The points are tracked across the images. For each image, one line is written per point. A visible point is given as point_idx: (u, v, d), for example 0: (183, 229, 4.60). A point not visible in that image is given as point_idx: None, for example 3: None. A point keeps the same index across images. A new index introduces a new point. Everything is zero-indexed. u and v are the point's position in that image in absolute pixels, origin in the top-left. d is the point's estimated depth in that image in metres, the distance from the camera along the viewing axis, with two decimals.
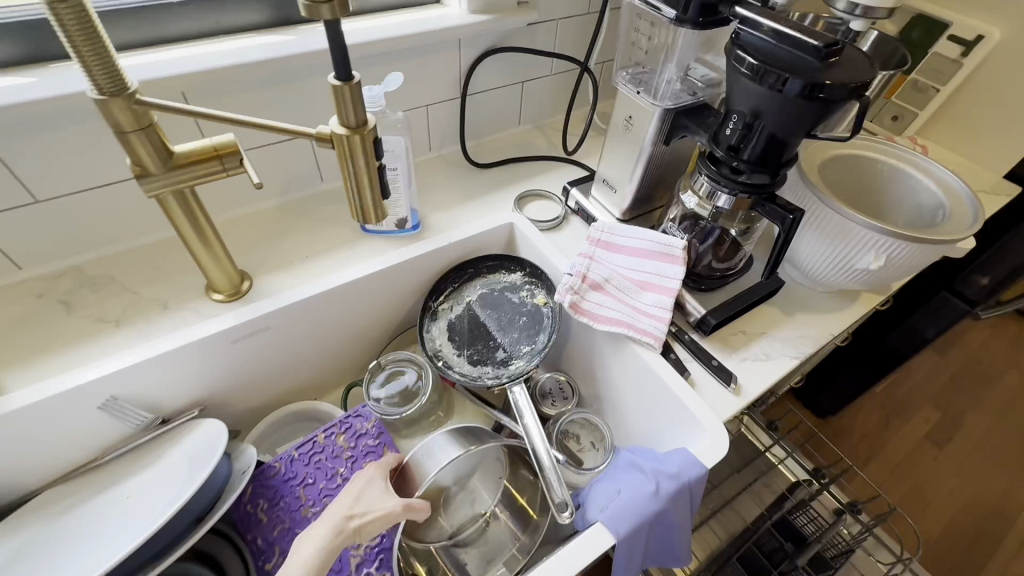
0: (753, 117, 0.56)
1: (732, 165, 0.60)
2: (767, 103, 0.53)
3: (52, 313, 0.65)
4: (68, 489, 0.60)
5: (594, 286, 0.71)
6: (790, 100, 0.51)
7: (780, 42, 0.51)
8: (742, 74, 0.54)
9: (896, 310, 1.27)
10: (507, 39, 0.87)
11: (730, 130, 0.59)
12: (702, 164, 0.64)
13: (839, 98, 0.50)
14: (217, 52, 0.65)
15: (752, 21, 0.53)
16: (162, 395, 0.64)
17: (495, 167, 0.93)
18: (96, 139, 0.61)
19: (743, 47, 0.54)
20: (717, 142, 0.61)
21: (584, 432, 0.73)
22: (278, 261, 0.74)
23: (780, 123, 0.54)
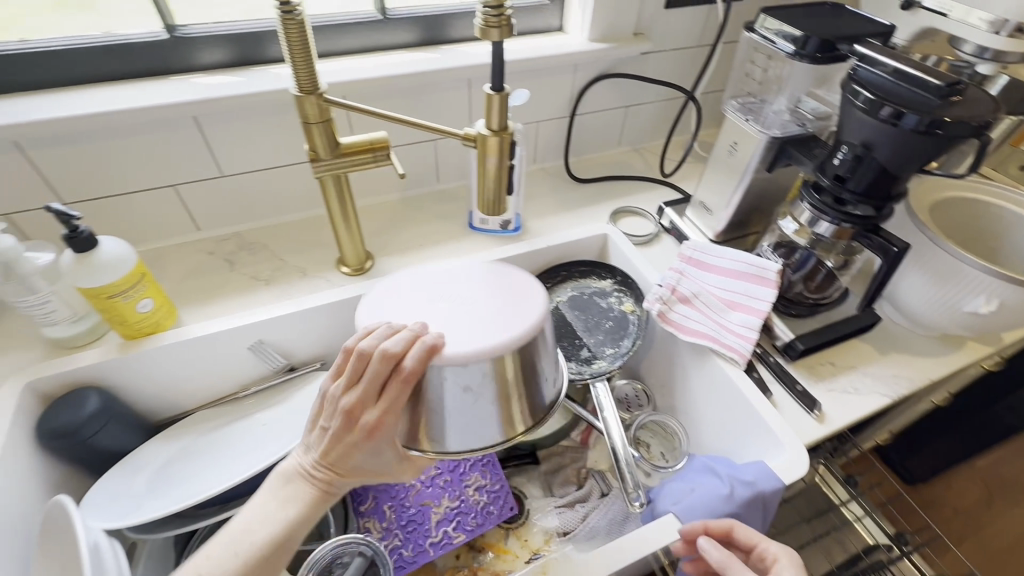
0: (863, 150, 0.58)
1: (837, 194, 0.62)
2: (880, 136, 0.55)
3: (219, 267, 0.79)
4: (215, 413, 0.72)
5: (683, 299, 0.74)
6: (906, 134, 0.53)
7: (900, 79, 0.53)
8: (856, 107, 0.56)
9: (1011, 374, 1.17)
10: (619, 65, 0.94)
11: (839, 161, 0.61)
12: (804, 192, 0.66)
13: (959, 136, 0.51)
14: (375, 65, 0.77)
15: (872, 59, 0.56)
16: (294, 346, 0.75)
17: (593, 182, 0.99)
18: (275, 129, 0.74)
19: (859, 83, 0.56)
20: (823, 171, 0.63)
21: (655, 441, 0.76)
22: (397, 246, 0.84)
23: (893, 157, 0.56)
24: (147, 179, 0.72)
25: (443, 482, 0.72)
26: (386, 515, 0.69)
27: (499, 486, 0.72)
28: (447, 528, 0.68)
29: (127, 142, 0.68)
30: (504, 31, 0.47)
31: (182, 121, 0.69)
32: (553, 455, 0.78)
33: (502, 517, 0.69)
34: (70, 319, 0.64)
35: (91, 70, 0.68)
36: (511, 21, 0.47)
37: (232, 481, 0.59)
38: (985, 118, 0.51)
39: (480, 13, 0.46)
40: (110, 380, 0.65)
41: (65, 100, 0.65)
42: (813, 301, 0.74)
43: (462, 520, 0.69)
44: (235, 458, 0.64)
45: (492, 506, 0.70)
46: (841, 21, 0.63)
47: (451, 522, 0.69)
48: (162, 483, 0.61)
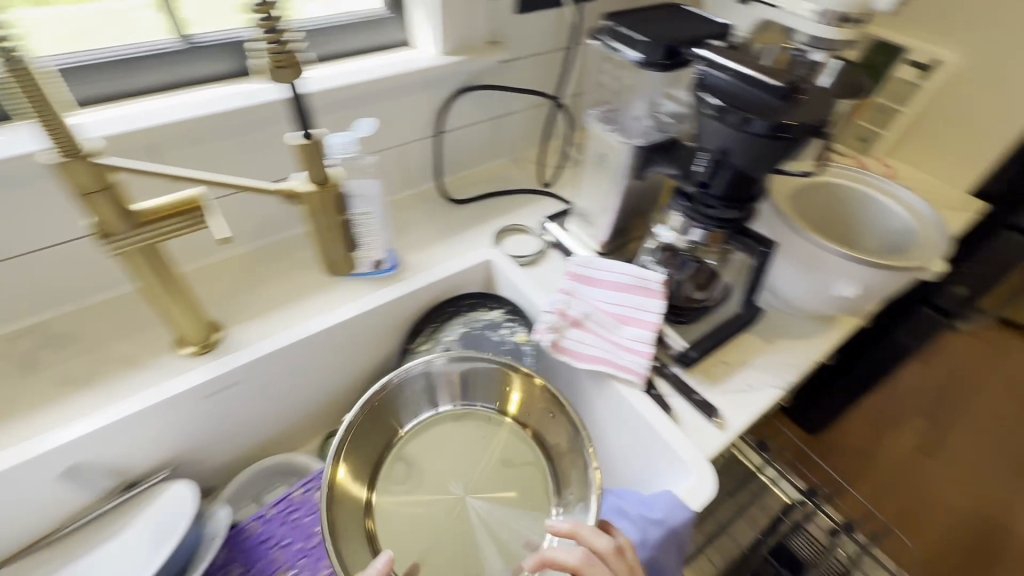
0: (720, 155, 0.57)
1: (704, 200, 0.62)
2: (733, 142, 0.54)
3: (12, 376, 0.63)
4: (27, 565, 0.56)
5: (575, 323, 0.70)
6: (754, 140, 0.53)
7: (742, 82, 0.52)
8: (706, 114, 0.55)
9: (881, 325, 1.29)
10: (479, 77, 0.88)
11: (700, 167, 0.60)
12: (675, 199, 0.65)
13: (804, 136, 0.51)
14: (184, 104, 0.65)
15: (714, 62, 0.54)
16: (128, 457, 0.61)
17: (472, 203, 0.93)
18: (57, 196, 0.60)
19: (706, 89, 0.55)
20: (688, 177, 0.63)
21: None
22: (250, 310, 0.72)
23: (748, 161, 0.55)
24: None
25: None
26: None
27: None
28: None
29: None
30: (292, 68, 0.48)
31: None
32: None
33: None
34: None
35: None
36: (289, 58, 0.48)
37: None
38: (822, 116, 0.51)
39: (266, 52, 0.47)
40: None
41: None
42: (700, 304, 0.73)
43: None
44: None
45: None
46: (681, 22, 0.62)
47: None
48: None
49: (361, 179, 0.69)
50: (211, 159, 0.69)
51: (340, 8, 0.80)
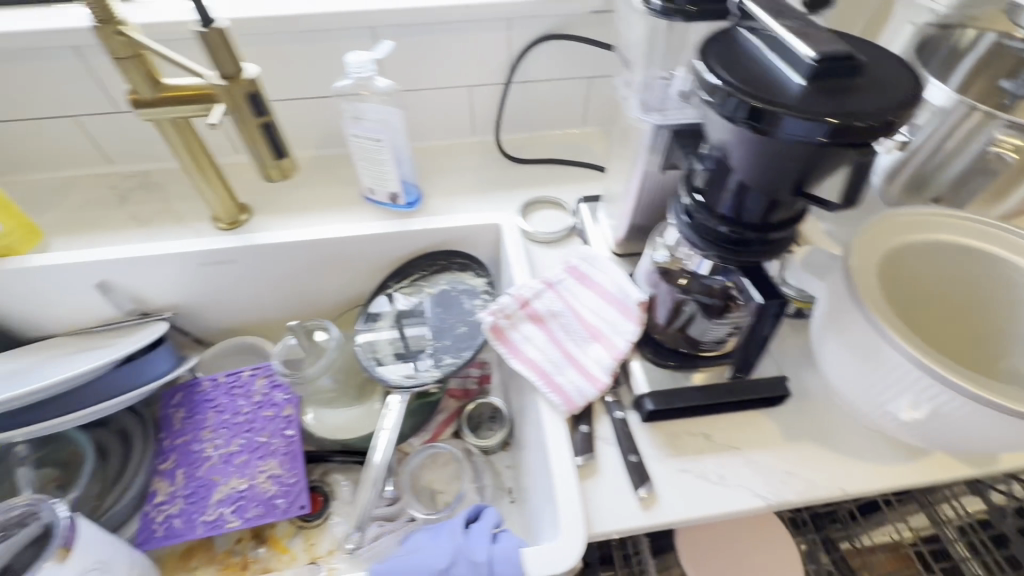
0: (724, 157, 0.40)
1: (705, 219, 0.44)
2: (740, 141, 0.37)
3: (111, 202, 0.81)
4: (60, 343, 0.72)
5: (533, 317, 0.60)
6: (769, 144, 0.35)
7: (764, 65, 0.36)
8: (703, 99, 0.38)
9: None
10: (566, 26, 0.78)
11: (701, 170, 0.43)
12: (673, 210, 0.48)
13: (849, 140, 0.33)
14: (264, 5, 0.72)
15: (754, 33, 0.38)
16: (147, 291, 0.73)
17: (529, 164, 0.86)
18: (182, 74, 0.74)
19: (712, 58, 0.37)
20: (689, 182, 0.46)
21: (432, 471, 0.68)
22: (280, 206, 0.80)
23: (758, 171, 0.38)
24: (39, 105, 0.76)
25: (238, 462, 0.66)
26: (176, 480, 0.65)
27: (294, 480, 0.64)
28: (224, 509, 0.63)
29: (38, 67, 0.71)
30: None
31: (65, 51, 0.70)
32: None
33: (286, 515, 0.62)
34: None
35: None
36: None
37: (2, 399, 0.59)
38: (893, 113, 0.33)
39: None
40: None
41: None
42: (699, 343, 0.55)
43: (243, 504, 0.63)
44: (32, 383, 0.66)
45: (281, 499, 0.63)
46: None
47: (231, 505, 0.64)
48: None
49: (381, 105, 0.69)
50: (269, 65, 0.76)
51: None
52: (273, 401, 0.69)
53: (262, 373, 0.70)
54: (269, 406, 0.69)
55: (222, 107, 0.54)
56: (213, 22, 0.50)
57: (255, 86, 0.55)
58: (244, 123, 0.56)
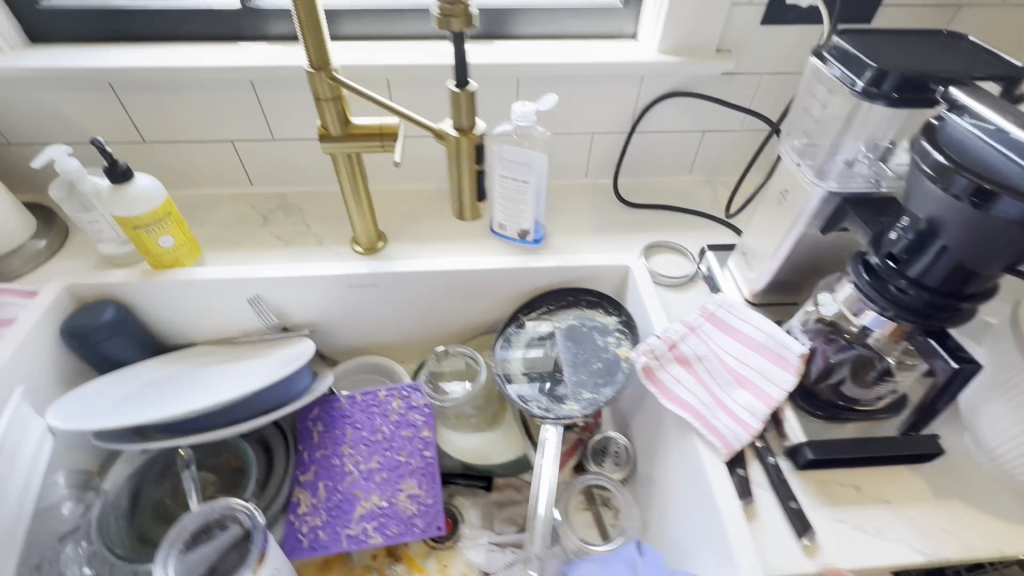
0: (930, 227, 0.43)
1: (893, 281, 0.48)
2: (956, 214, 0.40)
3: (254, 221, 0.86)
4: (208, 351, 0.77)
5: (681, 359, 0.63)
6: (990, 222, 0.39)
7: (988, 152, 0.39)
8: (923, 173, 0.42)
9: None
10: (692, 84, 0.83)
11: (896, 236, 0.47)
12: (852, 267, 0.52)
13: None
14: (422, 52, 0.78)
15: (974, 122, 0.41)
16: (291, 308, 0.77)
17: (643, 208, 0.90)
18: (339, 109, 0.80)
19: (936, 139, 0.41)
20: (877, 245, 0.49)
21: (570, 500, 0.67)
22: (412, 234, 0.84)
23: (967, 243, 0.41)
24: (203, 130, 0.82)
25: (379, 479, 0.68)
26: (318, 492, 0.68)
27: (432, 501, 0.67)
28: (366, 525, 0.65)
29: (212, 97, 0.78)
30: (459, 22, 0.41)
31: (241, 84, 0.77)
32: (509, 487, 0.73)
33: (425, 534, 0.65)
34: (114, 240, 0.74)
35: (183, 30, 0.77)
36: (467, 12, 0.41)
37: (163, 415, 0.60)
38: None
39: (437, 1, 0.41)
40: (126, 297, 0.73)
41: (147, 53, 0.75)
42: (854, 401, 0.59)
43: (384, 522, 0.66)
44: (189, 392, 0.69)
45: (420, 519, 0.66)
46: (954, 51, 0.49)
47: (372, 521, 0.66)
48: (133, 399, 0.65)
49: (529, 149, 0.74)
50: (417, 105, 0.81)
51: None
52: (410, 422, 0.71)
53: (400, 393, 0.73)
54: (406, 426, 0.71)
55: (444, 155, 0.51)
56: (467, 83, 0.46)
57: (478, 140, 0.52)
58: (458, 173, 0.53)
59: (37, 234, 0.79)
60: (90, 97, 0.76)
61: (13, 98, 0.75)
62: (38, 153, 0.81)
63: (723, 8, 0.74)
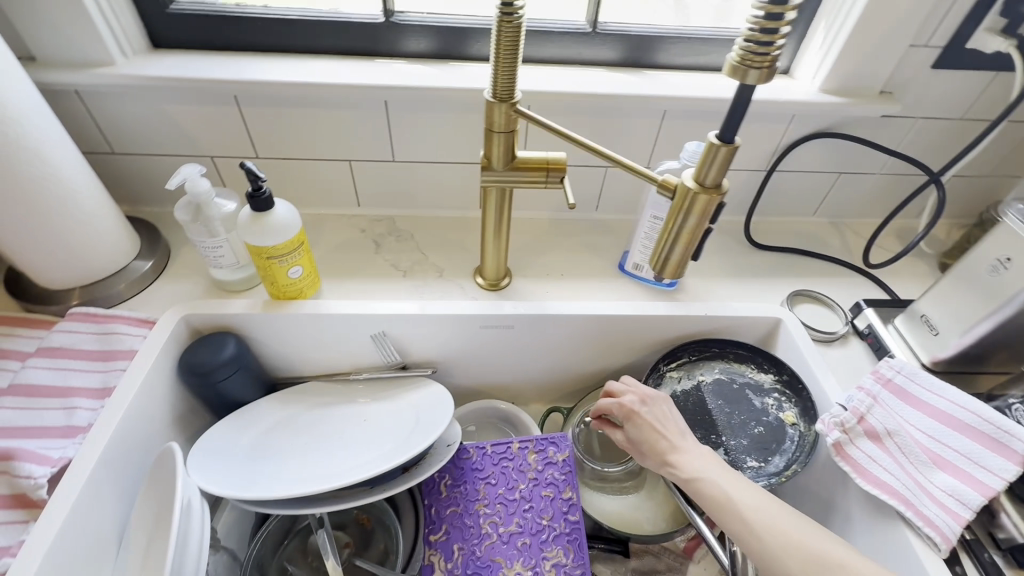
0: None
1: None
2: None
3: (366, 246, 0.81)
4: (323, 389, 0.71)
5: (870, 433, 0.59)
6: None
7: None
8: None
9: None
10: (843, 125, 0.78)
11: None
12: None
13: None
14: (568, 79, 0.72)
15: None
16: (414, 346, 0.72)
17: (775, 251, 0.85)
18: (471, 133, 0.75)
19: None
20: None
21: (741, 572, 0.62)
22: (537, 269, 0.79)
23: None
24: (319, 148, 0.76)
25: (521, 544, 0.62)
26: (453, 556, 0.61)
27: (580, 572, 0.60)
28: None
29: (340, 115, 0.72)
30: (764, 74, 0.36)
31: (372, 102, 0.71)
32: (647, 553, 0.67)
33: None
34: (233, 265, 0.68)
35: (313, 42, 0.71)
36: (775, 64, 0.36)
37: (304, 490, 0.54)
38: None
39: (737, 48, 0.36)
40: (243, 329, 0.67)
41: (275, 65, 0.69)
42: None
43: None
44: (319, 452, 0.63)
45: None
46: None
47: None
48: (258, 457, 0.61)
49: None
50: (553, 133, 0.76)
51: (723, 20, 0.76)
52: (549, 480, 0.66)
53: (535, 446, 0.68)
54: (545, 484, 0.66)
55: (673, 211, 0.46)
56: (732, 138, 0.41)
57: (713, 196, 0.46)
58: (681, 232, 0.47)
59: (141, 254, 0.73)
60: (208, 110, 0.70)
61: (128, 106, 0.69)
62: (144, 164, 0.75)
63: (900, 48, 0.69)
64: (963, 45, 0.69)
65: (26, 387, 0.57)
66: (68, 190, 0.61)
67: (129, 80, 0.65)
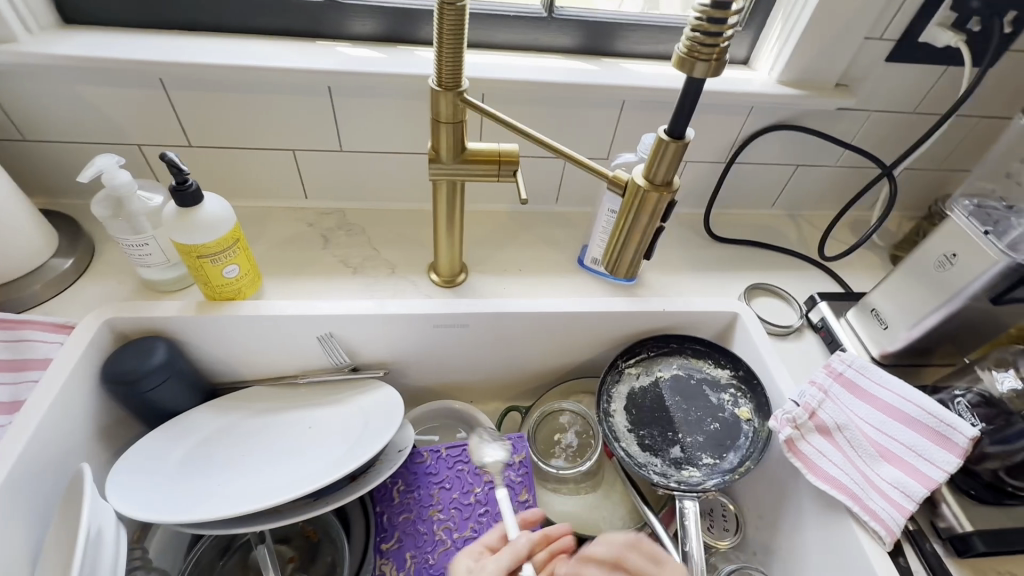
0: None
1: None
2: None
3: (313, 241, 0.76)
4: (268, 394, 0.67)
5: (821, 428, 0.59)
6: None
7: None
8: None
9: None
10: (800, 117, 0.77)
11: None
12: None
13: None
14: (524, 66, 0.69)
15: None
16: (364, 347, 0.68)
17: (735, 244, 0.84)
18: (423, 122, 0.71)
19: None
20: None
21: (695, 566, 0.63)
22: (494, 265, 0.76)
23: None
24: (259, 136, 0.71)
25: None
26: (405, 565, 0.59)
27: None
28: None
29: (279, 101, 0.67)
30: (712, 66, 0.34)
31: (314, 87, 0.66)
32: None
33: None
34: (162, 264, 0.63)
35: (248, 20, 0.66)
36: (725, 57, 0.34)
37: (242, 510, 0.51)
38: None
39: (685, 37, 0.34)
40: (176, 333, 0.63)
41: (205, 45, 0.63)
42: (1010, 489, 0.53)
43: None
44: (258, 464, 0.60)
45: None
46: None
47: None
48: (193, 470, 0.57)
49: None
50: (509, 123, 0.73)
51: (682, 7, 0.74)
52: (505, 482, 0.64)
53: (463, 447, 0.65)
54: None
55: (623, 209, 0.44)
56: (683, 133, 0.39)
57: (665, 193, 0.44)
58: (632, 231, 0.45)
59: (60, 252, 0.66)
60: (130, 94, 0.64)
61: (37, 88, 0.62)
62: (60, 153, 0.69)
63: (856, 41, 0.69)
64: (916, 39, 0.69)
65: None
66: None
67: (34, 59, 0.58)
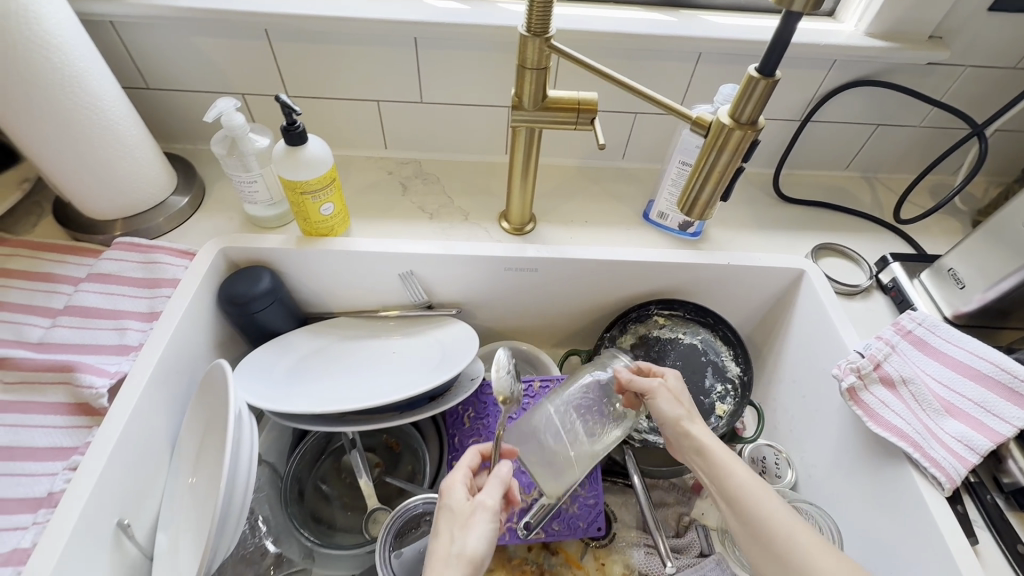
0: None
1: None
2: None
3: (393, 188, 0.82)
4: (354, 323, 0.74)
5: (885, 380, 0.60)
6: None
7: None
8: None
9: None
10: (886, 73, 0.75)
11: None
12: None
13: None
14: (601, 17, 0.70)
15: None
16: (439, 285, 0.74)
17: (803, 205, 0.83)
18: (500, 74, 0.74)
19: None
20: None
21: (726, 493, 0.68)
22: (561, 215, 0.79)
23: None
24: (347, 87, 0.76)
25: None
26: None
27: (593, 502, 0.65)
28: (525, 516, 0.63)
29: (369, 53, 0.72)
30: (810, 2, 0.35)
31: (401, 39, 0.70)
32: (657, 486, 0.71)
33: (587, 534, 0.64)
34: (267, 202, 0.70)
35: None
36: None
37: (336, 408, 0.58)
38: None
39: None
40: (277, 264, 0.70)
41: None
42: None
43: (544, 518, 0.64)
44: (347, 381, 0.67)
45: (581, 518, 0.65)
46: None
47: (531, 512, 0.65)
48: (294, 380, 0.65)
49: None
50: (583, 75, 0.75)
51: None
52: None
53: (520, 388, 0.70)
54: None
55: (706, 148, 0.46)
56: (772, 72, 0.40)
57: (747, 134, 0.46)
58: (712, 170, 0.47)
59: (178, 190, 0.75)
60: (239, 45, 0.70)
61: (162, 41, 0.69)
62: (177, 101, 0.76)
63: None
64: None
65: (79, 308, 0.61)
66: (110, 123, 0.62)
67: (162, 11, 0.65)
